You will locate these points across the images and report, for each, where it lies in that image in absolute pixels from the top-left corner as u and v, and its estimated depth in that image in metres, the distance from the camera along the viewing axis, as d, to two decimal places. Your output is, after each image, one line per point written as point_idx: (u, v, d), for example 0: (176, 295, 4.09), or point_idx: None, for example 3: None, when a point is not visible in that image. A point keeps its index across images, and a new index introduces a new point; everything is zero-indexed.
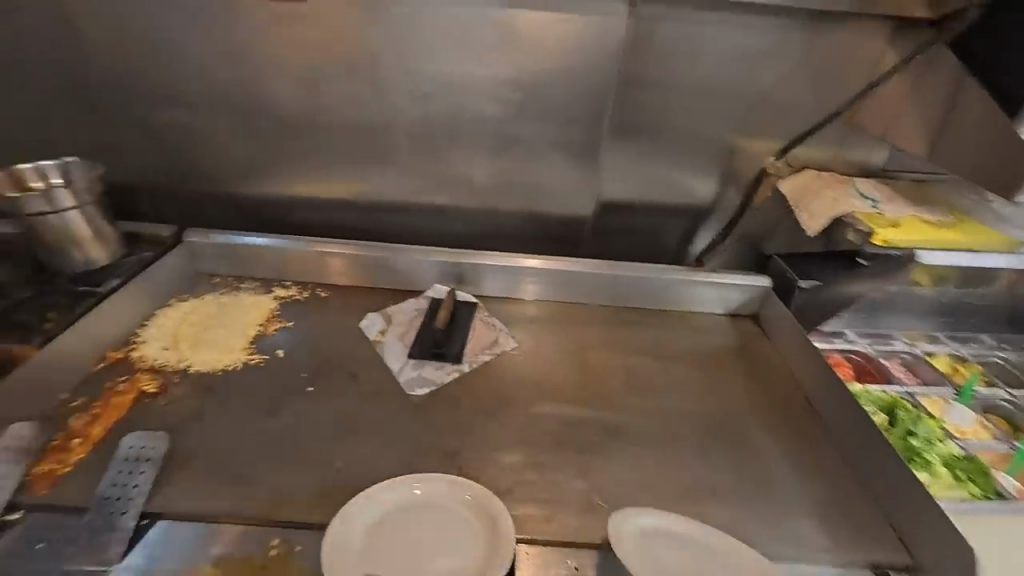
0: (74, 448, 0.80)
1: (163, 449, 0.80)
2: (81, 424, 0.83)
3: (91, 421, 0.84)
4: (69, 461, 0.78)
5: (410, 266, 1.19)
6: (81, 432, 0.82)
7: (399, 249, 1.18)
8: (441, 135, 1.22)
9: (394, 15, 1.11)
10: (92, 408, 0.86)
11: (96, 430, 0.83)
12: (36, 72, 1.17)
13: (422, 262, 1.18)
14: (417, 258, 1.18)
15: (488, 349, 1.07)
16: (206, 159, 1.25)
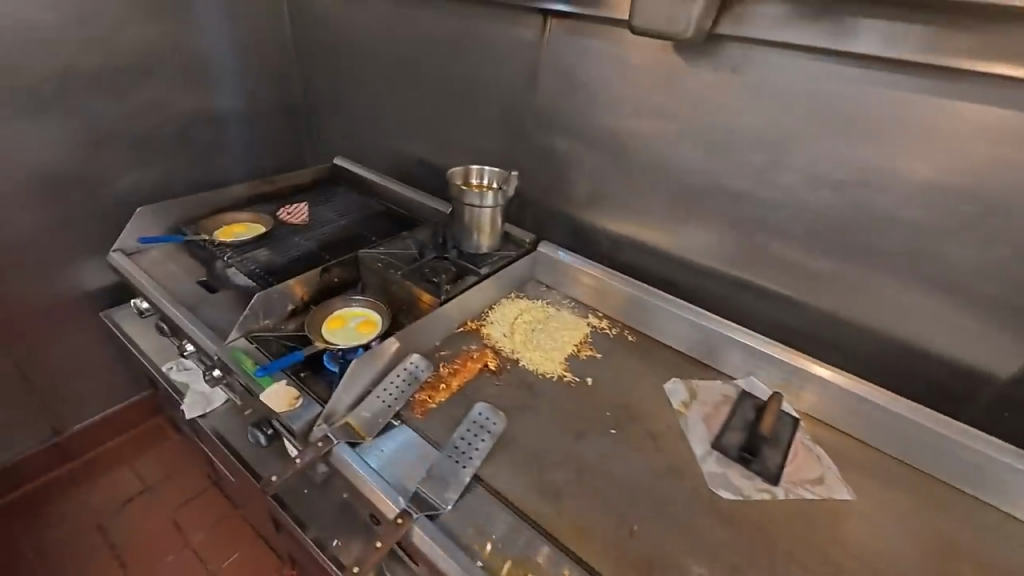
0: (441, 390, 0.99)
1: (498, 428, 0.91)
2: (446, 370, 1.03)
3: (452, 374, 1.03)
4: (436, 399, 0.97)
5: (720, 345, 1.12)
6: (444, 379, 1.01)
7: (698, 313, 1.14)
8: (826, 228, 1.06)
9: (834, 87, 0.96)
10: (454, 363, 1.05)
11: (455, 382, 1.00)
12: (481, 90, 1.47)
13: (717, 335, 1.11)
14: (717, 331, 1.11)
15: (811, 485, 0.88)
16: (574, 184, 1.41)
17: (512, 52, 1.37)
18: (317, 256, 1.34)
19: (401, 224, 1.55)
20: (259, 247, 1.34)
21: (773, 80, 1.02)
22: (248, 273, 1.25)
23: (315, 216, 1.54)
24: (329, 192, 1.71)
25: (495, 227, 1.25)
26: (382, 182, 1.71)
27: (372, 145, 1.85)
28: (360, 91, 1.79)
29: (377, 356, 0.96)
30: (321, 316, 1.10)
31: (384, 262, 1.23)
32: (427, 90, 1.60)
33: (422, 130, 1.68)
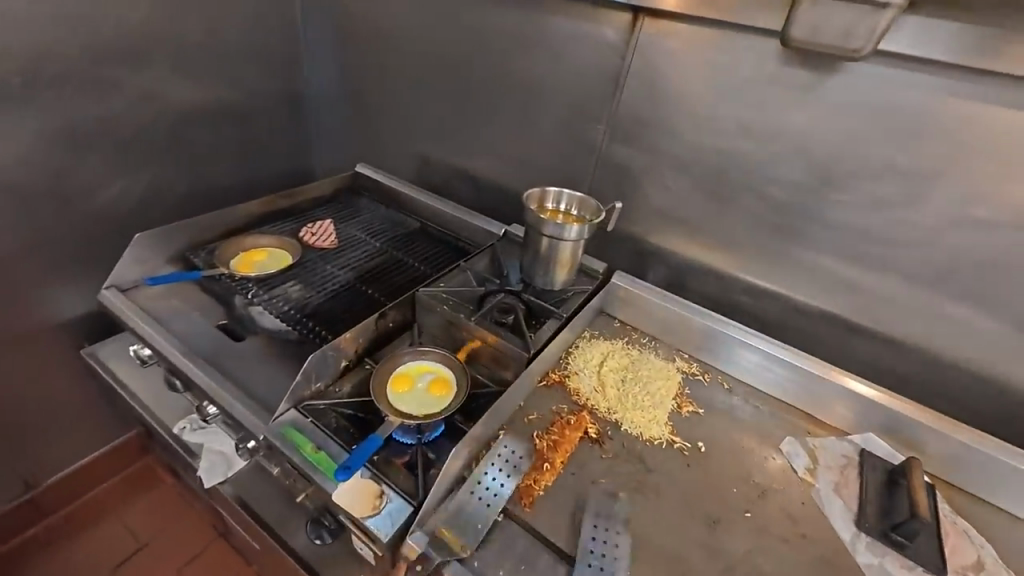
0: (545, 470, 0.84)
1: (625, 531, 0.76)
2: (543, 442, 0.88)
3: (552, 446, 0.88)
4: (542, 482, 0.83)
5: (807, 386, 1.04)
6: (546, 455, 0.86)
7: (763, 340, 1.08)
8: (964, 273, 0.95)
9: (1005, 116, 0.83)
10: (550, 431, 0.91)
11: (558, 461, 0.86)
12: (545, 96, 1.30)
13: (785, 365, 1.05)
14: (789, 363, 1.04)
15: (976, 573, 0.78)
16: (648, 205, 1.25)
17: (589, 54, 1.19)
18: (358, 290, 1.15)
19: (444, 247, 1.36)
20: (287, 280, 1.13)
21: (927, 102, 0.88)
22: (280, 315, 1.04)
23: (344, 238, 1.33)
24: (353, 206, 1.49)
25: (575, 260, 1.08)
26: (414, 194, 1.50)
27: (400, 151, 1.65)
28: (390, 89, 1.57)
29: (469, 438, 0.81)
30: (385, 375, 0.93)
31: (448, 302, 1.04)
32: (477, 92, 1.41)
33: (466, 138, 1.49)
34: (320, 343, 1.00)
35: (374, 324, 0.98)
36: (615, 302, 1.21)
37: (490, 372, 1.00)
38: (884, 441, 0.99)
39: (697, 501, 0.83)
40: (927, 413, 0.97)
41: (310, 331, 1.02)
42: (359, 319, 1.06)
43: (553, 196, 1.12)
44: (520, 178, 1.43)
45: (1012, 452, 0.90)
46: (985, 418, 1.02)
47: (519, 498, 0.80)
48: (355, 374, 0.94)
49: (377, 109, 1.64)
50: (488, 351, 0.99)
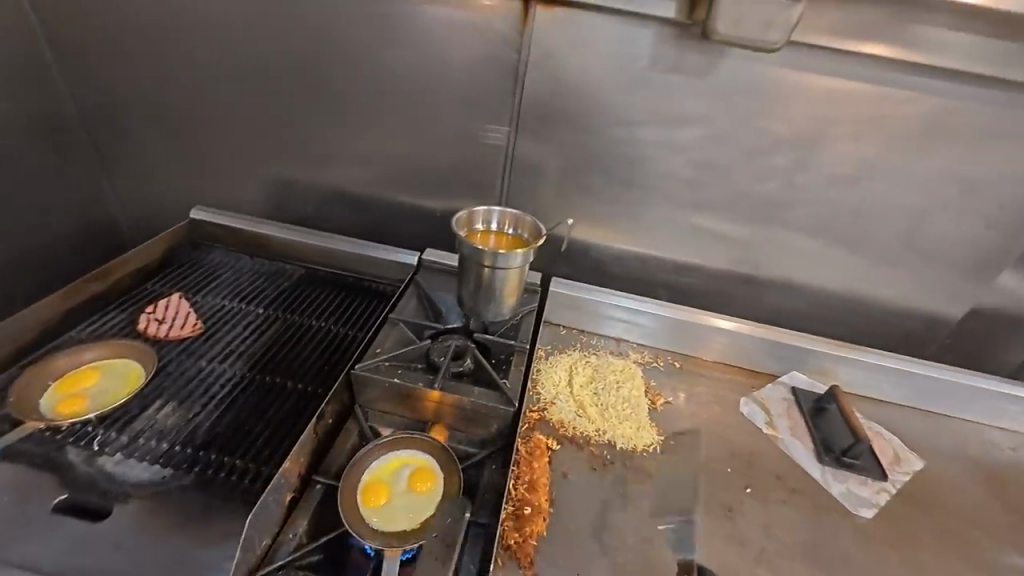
0: (535, 517, 0.77)
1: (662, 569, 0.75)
2: (519, 487, 0.81)
3: (529, 488, 0.81)
4: (539, 531, 0.76)
5: (679, 331, 1.14)
6: (527, 499, 0.79)
7: (665, 306, 1.14)
8: (837, 221, 1.13)
9: (853, 89, 0.99)
10: (520, 470, 0.83)
11: (544, 501, 0.80)
12: (432, 98, 1.12)
13: (650, 315, 1.14)
14: (654, 314, 1.13)
15: (899, 466, 0.97)
16: (563, 202, 1.20)
17: (477, 46, 1.06)
18: (262, 385, 0.88)
19: (349, 294, 1.13)
20: (150, 403, 0.81)
21: (799, 82, 1.00)
22: (161, 459, 0.74)
23: (209, 316, 1.00)
24: (203, 267, 1.14)
25: (520, 285, 0.97)
26: (285, 233, 1.20)
27: (249, 181, 1.30)
28: (217, 104, 1.22)
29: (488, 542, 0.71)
30: (351, 494, 0.72)
31: (395, 370, 0.86)
32: (344, 99, 1.16)
33: (339, 156, 1.23)
34: (239, 479, 0.73)
35: (313, 432, 0.76)
36: (558, 310, 1.17)
37: (467, 435, 0.87)
38: (805, 375, 1.14)
39: (709, 498, 0.85)
40: (830, 342, 1.15)
41: (218, 467, 0.74)
42: (282, 426, 0.81)
43: (482, 215, 0.97)
44: (418, 193, 1.24)
45: (890, 356, 1.13)
46: (859, 331, 1.26)
47: (522, 562, 0.73)
48: (306, 505, 0.72)
49: (201, 131, 1.25)
50: (460, 413, 0.85)
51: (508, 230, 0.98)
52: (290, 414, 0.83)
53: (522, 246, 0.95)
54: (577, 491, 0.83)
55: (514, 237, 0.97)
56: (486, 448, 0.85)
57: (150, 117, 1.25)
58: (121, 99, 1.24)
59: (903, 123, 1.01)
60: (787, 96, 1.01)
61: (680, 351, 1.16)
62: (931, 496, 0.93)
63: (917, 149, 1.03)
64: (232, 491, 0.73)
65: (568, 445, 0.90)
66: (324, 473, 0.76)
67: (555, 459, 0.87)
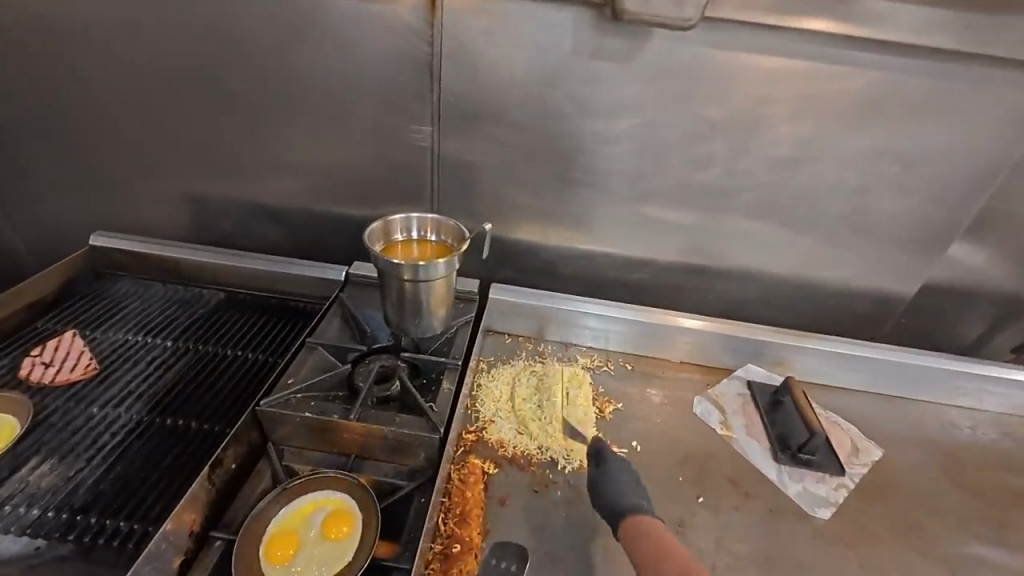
0: (465, 555, 0.71)
1: None
2: (449, 523, 0.75)
3: (460, 521, 0.75)
4: (469, 570, 0.70)
5: (646, 334, 1.08)
6: (456, 535, 0.73)
7: (611, 306, 1.09)
8: (783, 205, 1.08)
9: (788, 67, 0.94)
10: (450, 503, 0.77)
11: (476, 536, 0.74)
12: (346, 100, 1.04)
13: (616, 321, 1.08)
14: (619, 318, 1.07)
15: (857, 457, 0.94)
16: (499, 203, 1.13)
17: (388, 41, 0.98)
18: (161, 429, 0.79)
19: (272, 316, 1.04)
20: (24, 462, 0.71)
21: (731, 62, 0.95)
22: (28, 529, 0.65)
23: (107, 354, 0.90)
24: (106, 298, 1.03)
25: (448, 296, 0.90)
26: (199, 254, 1.10)
27: (161, 201, 1.19)
28: (114, 119, 1.11)
29: None
30: (252, 549, 0.65)
31: (309, 403, 0.78)
32: (252, 106, 1.07)
33: (254, 168, 1.13)
34: (122, 544, 0.65)
35: (207, 483, 0.67)
36: (500, 317, 1.10)
37: (394, 466, 0.79)
38: (760, 367, 1.10)
39: (659, 513, 0.80)
40: (784, 332, 1.11)
41: (98, 532, 0.66)
42: (179, 476, 0.72)
43: (400, 224, 0.89)
44: (344, 202, 1.15)
45: (845, 341, 1.09)
46: (815, 316, 1.22)
47: None
48: (200, 567, 0.64)
49: (100, 149, 1.14)
50: (382, 443, 0.77)
51: (431, 237, 0.91)
52: (190, 461, 0.75)
53: (446, 254, 0.88)
54: (516, 518, 0.77)
55: (438, 245, 0.90)
56: (415, 478, 0.78)
57: (42, 138, 1.14)
58: (6, 120, 1.12)
59: (841, 100, 0.96)
60: (720, 78, 0.96)
61: (632, 352, 1.10)
62: (890, 487, 0.90)
63: (857, 126, 0.98)
64: (115, 558, 0.64)
65: (508, 467, 0.83)
66: (225, 527, 0.68)
67: (491, 486, 0.81)
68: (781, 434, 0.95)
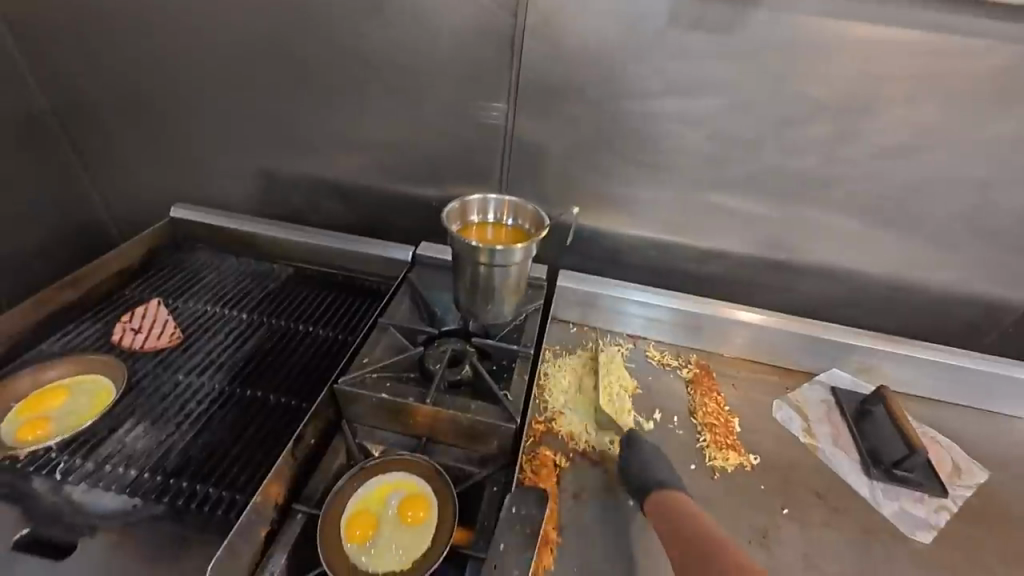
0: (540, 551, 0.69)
1: None
2: None
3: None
4: (544, 566, 0.68)
5: (728, 331, 1.02)
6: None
7: (677, 297, 1.03)
8: (888, 197, 0.98)
9: (912, 41, 0.84)
10: None
11: (551, 531, 0.71)
12: (420, 74, 1.01)
13: (702, 316, 1.02)
14: (702, 314, 1.02)
15: (961, 480, 0.85)
16: (570, 186, 1.08)
17: (467, 15, 0.94)
18: (242, 400, 0.80)
19: (340, 294, 1.05)
20: (121, 424, 0.75)
21: (845, 36, 0.85)
22: (127, 488, 0.68)
23: (189, 323, 0.93)
24: (186, 269, 1.06)
25: (523, 282, 0.87)
26: (270, 229, 1.11)
27: (235, 175, 1.22)
28: (195, 93, 1.13)
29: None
30: (335, 522, 0.65)
31: (383, 384, 0.78)
32: (327, 80, 1.06)
33: (325, 143, 1.13)
34: (212, 510, 0.67)
35: (290, 457, 0.68)
36: (566, 306, 1.06)
37: (463, 451, 0.78)
38: (846, 372, 1.02)
39: (741, 523, 0.75)
40: (875, 336, 1.02)
41: (190, 497, 0.68)
42: (261, 448, 0.74)
43: (477, 205, 0.86)
44: (412, 181, 1.14)
45: (948, 350, 0.99)
46: (909, 320, 1.12)
47: None
48: (284, 539, 0.65)
49: (179, 121, 1.17)
50: (458, 429, 0.76)
51: (507, 221, 0.88)
52: (271, 433, 0.76)
53: (524, 238, 0.85)
54: (591, 515, 0.74)
55: (514, 229, 0.87)
56: (486, 466, 0.76)
57: (128, 112, 1.18)
58: (96, 91, 1.16)
59: (971, 80, 0.85)
60: (829, 54, 0.87)
61: (705, 348, 1.05)
62: (999, 515, 0.82)
63: (987, 110, 0.87)
64: (207, 524, 0.66)
65: (580, 461, 0.81)
66: (306, 501, 0.69)
67: (563, 481, 0.78)
68: (872, 447, 0.87)
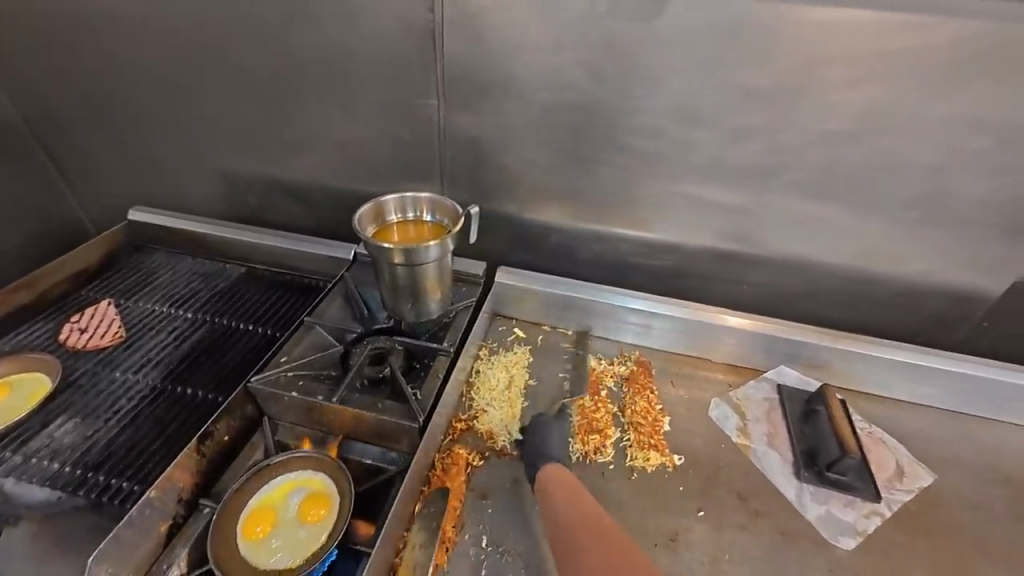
0: (436, 549, 0.70)
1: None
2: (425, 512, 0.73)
3: (435, 513, 0.73)
4: (437, 563, 0.69)
5: (666, 327, 1.00)
6: (430, 526, 0.72)
7: (632, 295, 1.00)
8: (838, 185, 0.93)
9: (851, 18, 0.79)
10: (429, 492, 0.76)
11: (450, 528, 0.72)
12: (353, 72, 1.01)
13: (638, 312, 1.00)
14: (640, 309, 0.99)
15: (900, 484, 0.81)
16: (510, 181, 1.07)
17: (392, 12, 0.93)
18: (171, 396, 0.84)
19: (284, 292, 1.07)
20: (51, 421, 0.79)
21: (774, 17, 0.81)
22: (47, 480, 0.72)
23: (134, 322, 0.97)
24: (142, 269, 1.11)
25: (443, 279, 0.87)
26: (221, 229, 1.14)
27: (195, 178, 1.25)
28: (148, 99, 1.16)
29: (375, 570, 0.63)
30: (231, 522, 0.67)
31: (298, 383, 0.79)
32: (267, 82, 1.07)
33: (273, 144, 1.15)
34: (123, 502, 0.70)
35: (195, 454, 0.71)
36: (507, 302, 1.05)
37: (379, 448, 0.79)
38: (795, 370, 0.98)
39: (651, 525, 0.74)
40: (827, 332, 0.97)
41: (105, 489, 0.71)
42: (179, 444, 0.77)
43: (395, 204, 0.87)
44: (358, 179, 1.14)
45: (901, 346, 0.94)
46: (872, 314, 1.06)
47: None
48: (187, 532, 0.68)
49: (137, 127, 1.21)
50: (367, 427, 0.77)
51: (427, 218, 0.88)
52: (192, 430, 0.79)
53: (440, 235, 0.85)
54: (496, 515, 0.74)
55: (433, 225, 0.87)
56: (398, 464, 0.78)
57: (92, 120, 1.23)
58: (61, 101, 1.21)
59: (917, 58, 0.79)
60: (762, 36, 0.83)
61: (647, 345, 1.02)
62: (940, 522, 0.77)
63: (937, 89, 0.81)
64: (118, 515, 0.70)
65: (495, 459, 0.81)
66: (214, 496, 0.72)
67: (473, 480, 0.78)
68: (808, 449, 0.83)
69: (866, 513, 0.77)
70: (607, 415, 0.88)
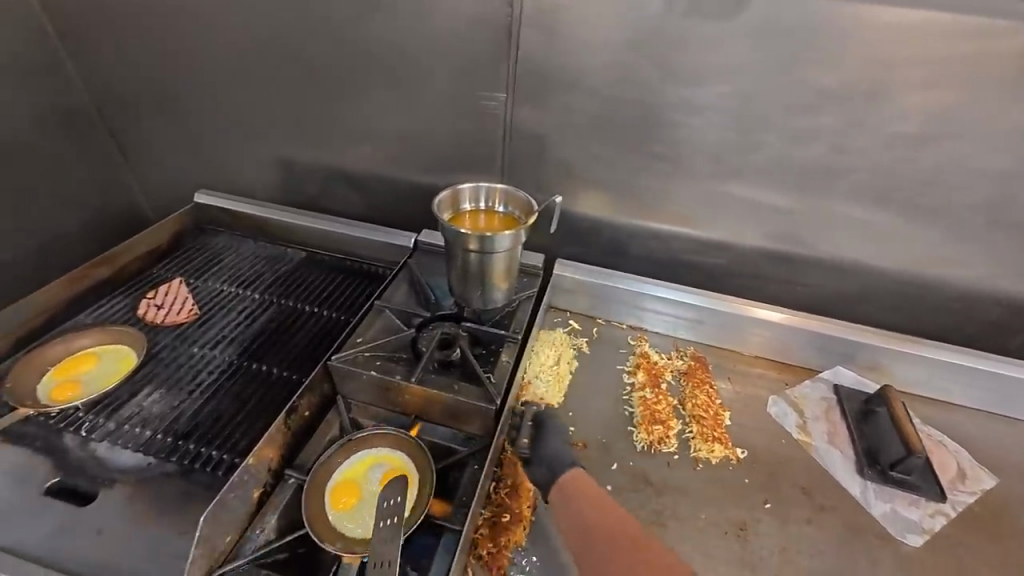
0: (514, 526, 0.72)
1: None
2: (499, 492, 0.76)
3: (510, 493, 0.76)
4: (516, 541, 0.71)
5: (721, 323, 1.01)
6: (506, 506, 0.74)
7: (659, 285, 1.02)
8: (905, 189, 0.93)
9: (932, 21, 0.79)
10: (501, 473, 0.78)
11: (525, 507, 0.74)
12: (423, 64, 1.03)
13: (685, 305, 1.01)
14: (692, 304, 1.00)
15: (962, 484, 0.82)
16: (570, 175, 1.08)
17: (467, 6, 0.95)
18: (248, 372, 0.87)
19: (345, 277, 1.10)
20: (139, 391, 0.82)
21: (854, 20, 0.82)
22: (141, 446, 0.75)
23: (206, 301, 1.00)
24: (208, 251, 1.14)
25: (513, 269, 0.89)
26: (284, 215, 1.18)
27: (255, 164, 1.28)
28: (216, 85, 1.19)
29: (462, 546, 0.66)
30: (319, 493, 0.70)
31: (375, 362, 0.82)
32: (336, 72, 1.10)
33: (336, 132, 1.18)
34: (214, 470, 0.74)
35: (283, 427, 0.73)
36: (563, 294, 1.07)
37: (451, 429, 0.82)
38: (852, 370, 0.98)
39: (718, 515, 0.76)
40: (886, 335, 0.97)
41: (195, 457, 0.75)
42: (261, 418, 0.80)
43: (469, 193, 0.90)
44: (418, 170, 1.17)
45: (961, 350, 0.94)
46: (928, 318, 1.06)
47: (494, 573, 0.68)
48: (276, 501, 0.71)
49: (204, 113, 1.24)
50: (443, 409, 0.79)
51: (499, 209, 0.90)
52: (271, 405, 0.82)
53: (513, 225, 0.87)
54: None
55: (506, 216, 0.90)
56: (470, 445, 0.80)
57: (160, 104, 1.26)
58: (131, 85, 1.25)
59: (997, 64, 0.80)
60: (839, 38, 0.83)
61: (702, 341, 1.03)
62: (1004, 523, 0.78)
63: (1015, 95, 0.81)
64: (209, 482, 0.73)
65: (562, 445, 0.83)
66: (298, 467, 0.74)
67: None
68: (870, 447, 0.84)
69: (932, 512, 0.77)
70: (667, 408, 0.90)
